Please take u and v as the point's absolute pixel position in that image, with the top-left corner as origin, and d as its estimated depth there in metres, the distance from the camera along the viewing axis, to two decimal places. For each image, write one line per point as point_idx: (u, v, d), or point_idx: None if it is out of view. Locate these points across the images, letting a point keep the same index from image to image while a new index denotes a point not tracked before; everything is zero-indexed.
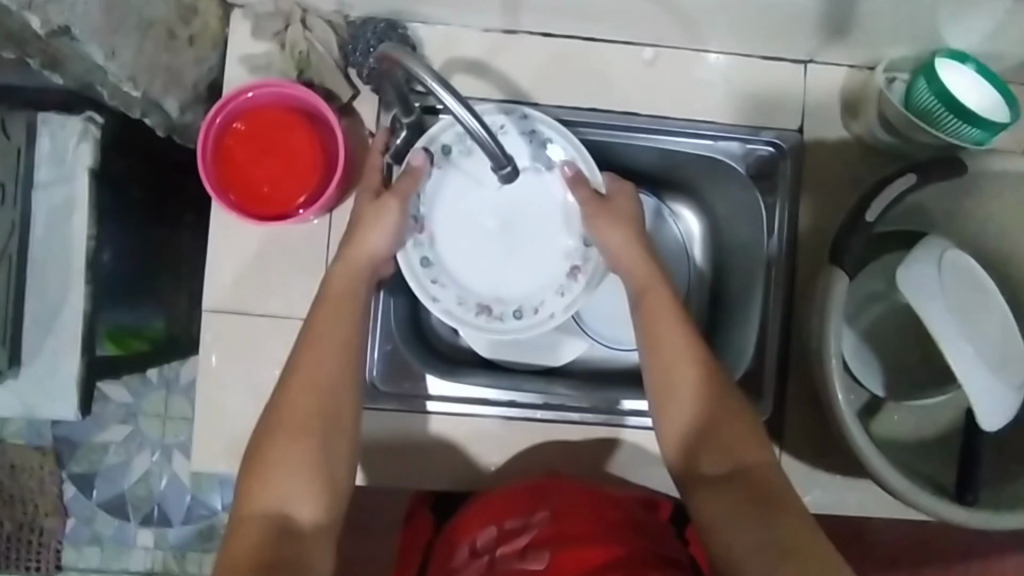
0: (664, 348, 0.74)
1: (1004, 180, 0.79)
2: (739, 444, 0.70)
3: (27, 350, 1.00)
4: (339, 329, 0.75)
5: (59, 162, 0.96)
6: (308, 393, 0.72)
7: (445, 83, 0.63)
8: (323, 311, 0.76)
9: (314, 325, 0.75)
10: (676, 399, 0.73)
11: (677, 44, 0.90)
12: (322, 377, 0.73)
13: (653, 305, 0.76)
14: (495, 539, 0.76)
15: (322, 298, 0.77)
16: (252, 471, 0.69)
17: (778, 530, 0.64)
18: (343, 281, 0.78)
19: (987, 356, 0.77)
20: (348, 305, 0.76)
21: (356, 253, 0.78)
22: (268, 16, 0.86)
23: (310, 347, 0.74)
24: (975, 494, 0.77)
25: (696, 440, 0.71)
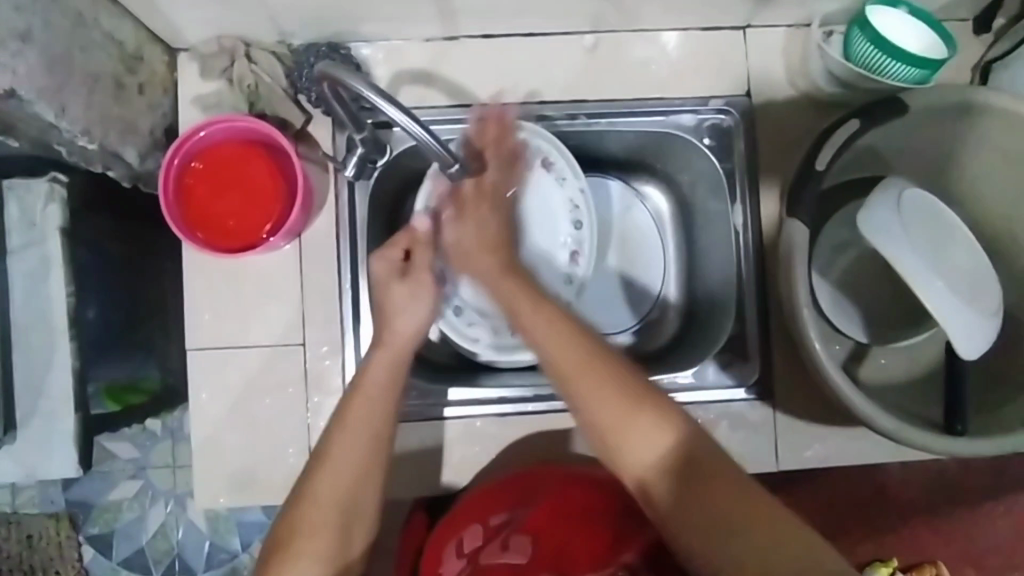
0: (578, 372, 0.68)
1: (950, 114, 0.80)
2: (678, 445, 0.66)
3: (23, 415, 1.01)
4: (375, 415, 0.73)
5: (30, 226, 0.98)
6: (337, 482, 0.70)
7: (382, 93, 0.65)
8: (355, 394, 0.74)
9: (348, 408, 0.73)
10: (624, 427, 0.66)
11: (615, 28, 0.92)
12: (351, 468, 0.71)
13: (537, 320, 0.72)
14: (480, 538, 0.80)
15: (354, 386, 0.74)
16: (277, 551, 0.68)
17: (736, 512, 0.62)
18: (382, 369, 0.75)
19: (958, 287, 0.77)
20: (382, 388, 0.74)
21: (394, 337, 0.77)
22: (213, 56, 0.88)
23: (338, 432, 0.72)
24: (963, 423, 0.78)
25: (647, 461, 0.66)
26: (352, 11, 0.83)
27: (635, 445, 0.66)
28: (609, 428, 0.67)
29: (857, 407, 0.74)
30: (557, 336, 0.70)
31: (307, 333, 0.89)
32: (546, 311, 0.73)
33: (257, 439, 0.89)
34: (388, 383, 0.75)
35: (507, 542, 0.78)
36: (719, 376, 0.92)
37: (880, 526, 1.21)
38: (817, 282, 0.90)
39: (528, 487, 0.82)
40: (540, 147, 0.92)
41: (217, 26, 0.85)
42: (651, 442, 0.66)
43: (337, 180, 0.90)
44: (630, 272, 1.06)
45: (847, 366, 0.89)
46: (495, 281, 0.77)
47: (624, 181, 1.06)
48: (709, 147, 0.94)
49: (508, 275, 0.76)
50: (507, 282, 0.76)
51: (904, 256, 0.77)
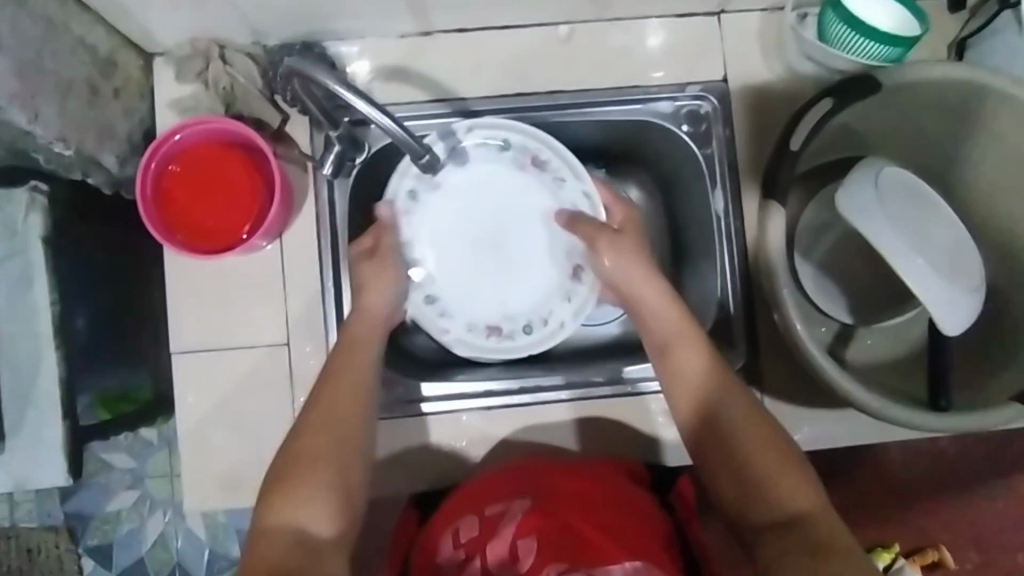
0: (665, 329, 0.78)
1: (925, 90, 0.80)
2: (735, 396, 0.73)
3: (12, 426, 1.01)
4: (357, 366, 0.77)
5: (11, 236, 0.97)
6: (334, 418, 0.73)
7: (353, 87, 0.65)
8: (343, 350, 0.78)
9: (339, 361, 0.77)
10: (692, 373, 0.75)
11: (588, 18, 0.92)
12: (345, 402, 0.74)
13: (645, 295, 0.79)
14: (477, 529, 0.77)
15: (341, 342, 0.79)
16: (273, 488, 0.69)
17: (773, 473, 0.69)
18: (363, 324, 0.80)
19: (938, 263, 0.77)
20: (366, 339, 0.79)
21: (368, 303, 0.81)
22: (188, 59, 0.88)
23: (332, 376, 0.76)
24: (948, 399, 0.78)
25: (706, 398, 0.74)
26: (324, 8, 0.83)
27: (693, 390, 0.75)
28: (681, 373, 0.76)
29: (840, 386, 0.74)
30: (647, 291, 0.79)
31: (290, 333, 0.89)
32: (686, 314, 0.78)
33: (243, 441, 0.88)
34: (372, 335, 0.80)
35: (512, 544, 0.74)
36: None
37: (878, 511, 1.21)
38: (800, 264, 0.90)
39: (518, 477, 0.81)
40: (528, 146, 0.88)
41: (190, 29, 0.85)
42: (716, 386, 0.74)
43: (316, 179, 0.90)
44: None
45: (833, 348, 0.89)
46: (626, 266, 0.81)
47: (607, 171, 1.06)
48: (688, 134, 0.94)
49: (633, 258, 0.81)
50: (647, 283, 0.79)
51: (884, 233, 0.76)
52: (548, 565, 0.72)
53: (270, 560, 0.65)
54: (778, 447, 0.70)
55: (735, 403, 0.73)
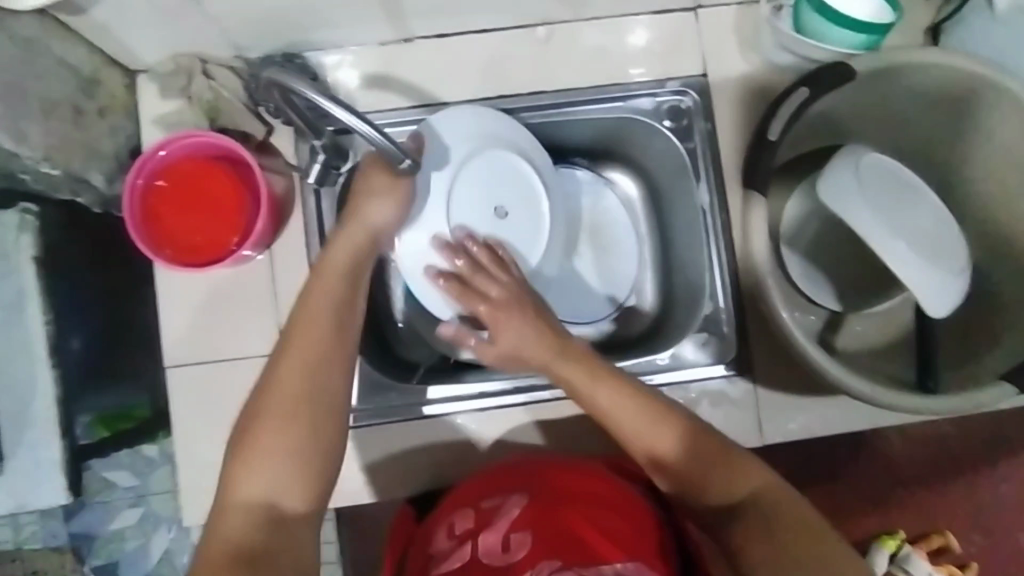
0: (603, 392, 0.70)
1: (900, 76, 0.81)
2: (694, 440, 0.69)
3: (11, 447, 1.01)
4: (331, 309, 0.70)
5: (2, 258, 0.98)
6: (298, 368, 0.68)
7: (328, 95, 0.65)
8: (317, 277, 0.72)
9: (307, 300, 0.70)
10: (646, 436, 0.69)
11: (566, 18, 0.93)
12: (311, 352, 0.68)
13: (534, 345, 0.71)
14: (473, 522, 0.76)
15: (315, 270, 0.72)
16: (239, 449, 0.66)
17: (751, 511, 0.66)
18: (341, 253, 0.73)
19: (920, 246, 0.78)
20: (340, 270, 0.72)
21: (355, 227, 0.73)
22: (171, 75, 0.89)
23: (299, 320, 0.70)
24: (935, 380, 0.80)
25: (657, 446, 0.70)
26: (302, 19, 0.84)
27: (655, 453, 0.70)
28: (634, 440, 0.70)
29: (828, 372, 0.75)
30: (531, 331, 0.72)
31: None
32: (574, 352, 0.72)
33: None
34: (350, 264, 0.72)
35: (506, 538, 0.74)
36: (697, 354, 0.93)
37: (878, 497, 1.21)
38: (786, 253, 0.90)
39: (519, 470, 0.80)
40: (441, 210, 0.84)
41: (172, 45, 0.86)
42: (674, 441, 0.69)
43: (303, 188, 0.91)
44: (607, 260, 1.05)
45: (822, 336, 0.90)
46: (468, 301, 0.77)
47: (592, 169, 1.07)
48: (670, 129, 0.95)
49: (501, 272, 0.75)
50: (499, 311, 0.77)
51: (866, 219, 0.77)
52: (542, 561, 0.73)
53: (230, 536, 0.63)
54: (741, 475, 0.68)
55: (698, 449, 0.69)
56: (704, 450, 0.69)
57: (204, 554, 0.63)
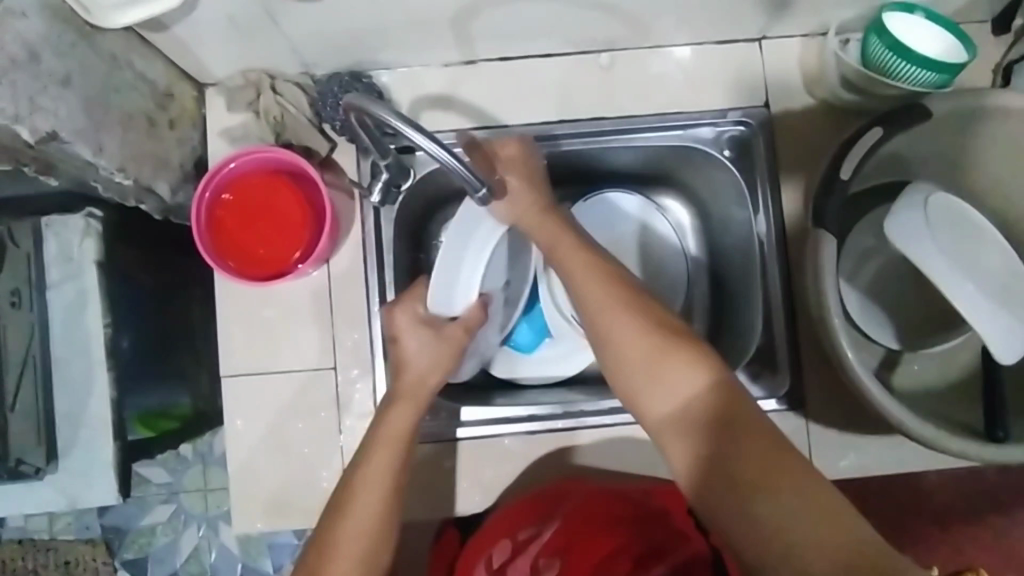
0: (626, 321, 0.70)
1: (973, 118, 0.80)
2: (711, 387, 0.66)
3: (63, 444, 1.04)
4: (387, 464, 0.75)
5: (67, 261, 1.01)
6: (354, 516, 0.72)
7: (409, 120, 0.65)
8: (376, 446, 0.76)
9: (367, 461, 0.75)
10: (657, 378, 0.67)
11: (629, 46, 0.93)
12: (365, 523, 0.72)
13: (574, 260, 0.76)
14: (509, 553, 0.81)
15: (372, 440, 0.77)
16: None
17: (755, 465, 0.62)
18: (399, 423, 0.77)
19: (990, 291, 0.77)
20: (396, 443, 0.76)
21: (410, 388, 0.79)
22: (240, 89, 0.91)
23: (358, 474, 0.74)
24: (1005, 430, 0.77)
25: (650, 371, 0.68)
26: (373, 40, 0.85)
27: (663, 397, 0.67)
28: (646, 373, 0.68)
29: (893, 417, 0.73)
30: (572, 259, 0.75)
31: (336, 357, 0.91)
32: (614, 276, 0.74)
33: (291, 463, 0.90)
34: (408, 433, 0.77)
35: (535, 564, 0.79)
36: (749, 387, 0.92)
37: (916, 534, 1.19)
38: (844, 290, 0.89)
39: (554, 498, 0.84)
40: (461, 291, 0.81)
41: (243, 61, 0.87)
42: (689, 384, 0.66)
43: (363, 206, 0.92)
44: (657, 287, 1.05)
45: (879, 373, 0.88)
46: (532, 224, 0.79)
47: (645, 195, 1.07)
48: (730, 159, 0.95)
49: (547, 210, 0.79)
50: (546, 224, 0.78)
51: (936, 262, 0.76)
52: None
53: None
54: (749, 422, 0.64)
55: (714, 399, 0.66)
56: (717, 404, 0.65)
57: None
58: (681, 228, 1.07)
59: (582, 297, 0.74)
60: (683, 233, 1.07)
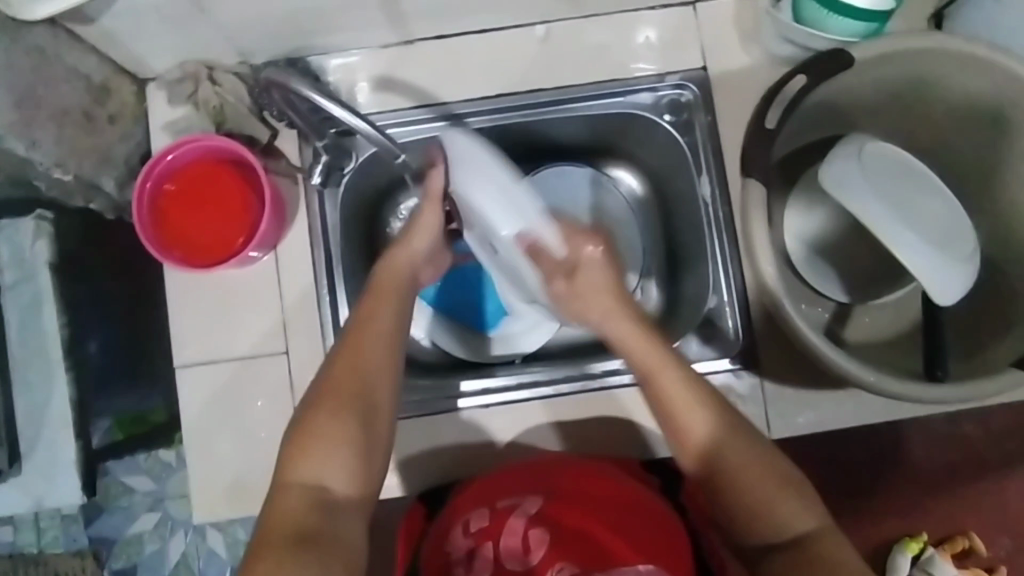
0: (669, 391, 0.69)
1: (899, 65, 0.80)
2: (761, 465, 0.67)
3: (27, 449, 1.04)
4: (392, 304, 0.74)
5: (20, 264, 1.02)
6: (363, 366, 0.70)
7: (327, 94, 0.66)
8: (375, 291, 0.75)
9: (367, 305, 0.74)
10: (698, 430, 0.68)
11: (563, 16, 0.93)
12: (374, 356, 0.71)
13: (611, 315, 0.72)
14: (488, 519, 0.78)
15: (370, 287, 0.76)
16: (296, 440, 0.67)
17: (764, 488, 0.66)
18: (397, 263, 0.78)
19: (922, 232, 0.77)
20: (396, 288, 0.76)
21: (400, 258, 0.79)
22: (179, 82, 0.91)
23: (360, 336, 0.72)
24: (945, 369, 0.78)
25: (708, 439, 0.68)
26: (304, 22, 0.85)
27: (701, 442, 0.68)
28: (685, 423, 0.69)
29: (834, 362, 0.73)
30: (615, 317, 0.72)
31: (288, 342, 0.91)
32: (660, 354, 0.70)
33: (250, 450, 0.90)
34: (404, 280, 0.77)
35: (527, 536, 0.75)
36: (703, 348, 0.92)
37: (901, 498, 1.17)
38: (790, 246, 0.90)
39: (536, 475, 0.82)
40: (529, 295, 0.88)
41: (178, 53, 0.88)
42: (711, 433, 0.68)
43: (308, 190, 0.92)
44: None
45: (831, 328, 0.90)
46: (584, 301, 0.73)
47: (596, 167, 1.07)
48: (671, 123, 0.95)
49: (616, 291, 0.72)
50: (590, 290, 0.72)
51: (867, 207, 0.76)
52: (558, 563, 0.73)
53: (285, 516, 0.63)
54: (778, 478, 0.66)
55: (766, 473, 0.67)
56: (761, 478, 0.67)
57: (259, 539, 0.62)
58: (632, 199, 1.06)
59: (628, 354, 0.71)
60: (634, 203, 1.06)
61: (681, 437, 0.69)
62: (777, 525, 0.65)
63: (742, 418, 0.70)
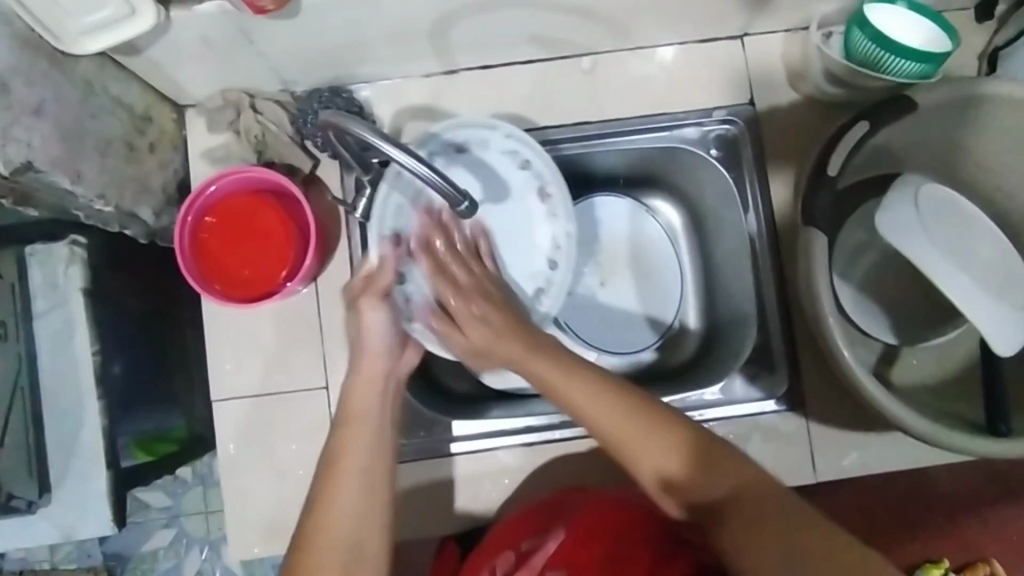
0: (665, 445, 0.67)
1: (958, 109, 0.78)
2: (702, 456, 0.66)
3: (55, 476, 1.02)
4: (364, 436, 0.74)
5: (53, 289, 1.00)
6: (336, 517, 0.69)
7: (385, 135, 0.64)
8: (346, 426, 0.75)
9: (343, 436, 0.75)
10: (645, 448, 0.67)
11: (610, 49, 0.92)
12: (349, 499, 0.70)
13: (563, 382, 0.72)
14: (512, 564, 0.77)
15: (340, 423, 0.76)
16: None
17: (724, 479, 0.65)
18: (365, 390, 0.78)
19: (984, 282, 0.75)
20: (371, 416, 0.76)
21: (369, 365, 0.79)
22: (220, 110, 0.90)
23: (336, 477, 0.71)
24: (1008, 425, 0.76)
25: (662, 460, 0.67)
26: (350, 54, 0.84)
27: (659, 467, 0.67)
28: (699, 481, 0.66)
29: (894, 415, 0.72)
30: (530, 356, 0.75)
31: (328, 376, 0.90)
32: (591, 383, 0.72)
33: (286, 485, 0.88)
34: (379, 401, 0.78)
35: None
36: (747, 390, 0.90)
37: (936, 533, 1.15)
38: (839, 286, 0.89)
39: (555, 511, 0.82)
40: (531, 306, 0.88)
41: (221, 82, 0.86)
42: (669, 454, 0.67)
43: (349, 221, 0.91)
44: (650, 291, 1.05)
45: (878, 369, 0.87)
46: (506, 336, 0.77)
47: (636, 198, 1.05)
48: (717, 158, 0.93)
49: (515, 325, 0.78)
50: (510, 339, 0.77)
51: (929, 254, 0.74)
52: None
53: None
54: (736, 476, 0.65)
55: (706, 464, 0.66)
56: (712, 472, 0.66)
57: None
58: (671, 228, 1.05)
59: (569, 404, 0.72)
60: (673, 234, 1.05)
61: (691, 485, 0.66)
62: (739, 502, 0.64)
63: (712, 437, 0.68)
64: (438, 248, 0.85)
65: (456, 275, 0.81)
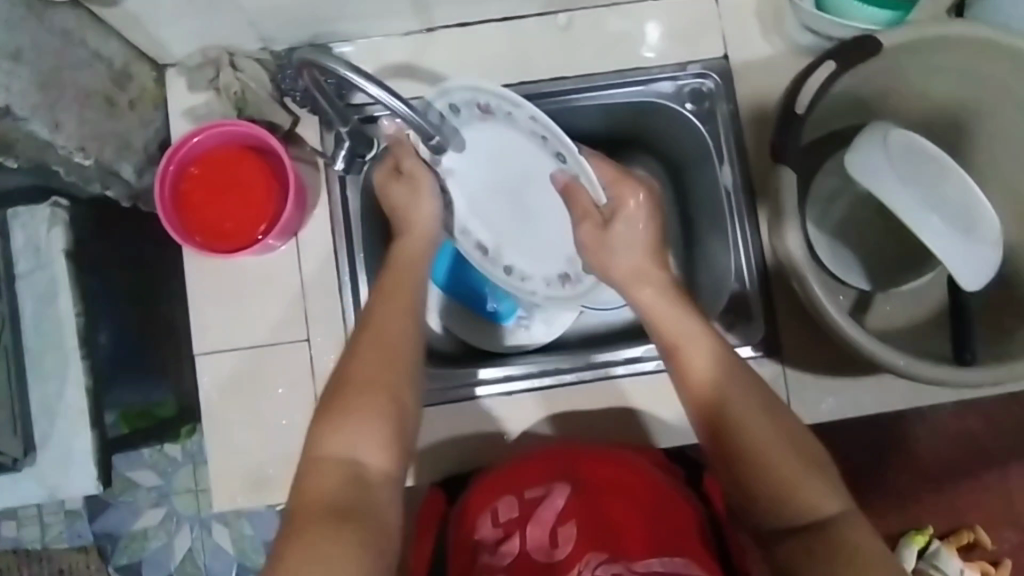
0: (781, 460, 0.64)
1: (924, 53, 0.80)
2: (815, 494, 0.62)
3: (40, 436, 1.03)
4: (411, 280, 0.77)
5: (35, 251, 1.00)
6: (384, 336, 0.71)
7: (361, 71, 0.66)
8: (395, 270, 0.78)
9: (391, 276, 0.77)
10: (764, 467, 0.64)
11: (586, 5, 0.94)
12: (399, 322, 0.72)
13: (693, 352, 0.69)
14: (517, 510, 0.77)
15: (390, 265, 0.79)
16: (326, 411, 0.66)
17: (805, 494, 0.62)
18: (413, 243, 0.80)
19: (949, 218, 0.77)
20: (417, 262, 0.79)
21: (413, 234, 0.81)
22: (200, 68, 0.91)
23: (382, 308, 0.73)
24: (973, 353, 0.80)
25: (763, 481, 0.64)
26: (328, 8, 0.85)
27: (795, 501, 0.62)
28: (795, 487, 0.63)
29: (865, 347, 0.73)
30: (689, 340, 0.70)
31: (310, 330, 0.90)
32: (692, 336, 0.70)
33: (271, 437, 0.89)
34: (425, 251, 0.80)
35: (554, 532, 0.75)
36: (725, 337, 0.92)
37: None
38: (812, 233, 0.90)
39: (554, 457, 0.81)
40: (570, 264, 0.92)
41: (202, 38, 0.87)
42: (775, 471, 0.63)
43: (329, 176, 0.92)
44: None
45: (853, 315, 0.90)
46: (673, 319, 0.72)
47: (615, 159, 1.05)
48: (692, 112, 0.95)
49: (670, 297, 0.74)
50: (696, 337, 0.70)
51: (895, 191, 0.76)
52: (587, 555, 0.72)
53: (325, 486, 0.62)
54: (836, 524, 0.60)
55: (811, 503, 0.62)
56: (811, 518, 0.61)
57: (300, 519, 0.60)
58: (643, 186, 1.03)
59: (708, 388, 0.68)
60: None
61: (778, 506, 0.63)
62: (803, 508, 0.62)
63: (830, 479, 0.64)
64: (488, 176, 0.88)
65: (598, 240, 0.79)
